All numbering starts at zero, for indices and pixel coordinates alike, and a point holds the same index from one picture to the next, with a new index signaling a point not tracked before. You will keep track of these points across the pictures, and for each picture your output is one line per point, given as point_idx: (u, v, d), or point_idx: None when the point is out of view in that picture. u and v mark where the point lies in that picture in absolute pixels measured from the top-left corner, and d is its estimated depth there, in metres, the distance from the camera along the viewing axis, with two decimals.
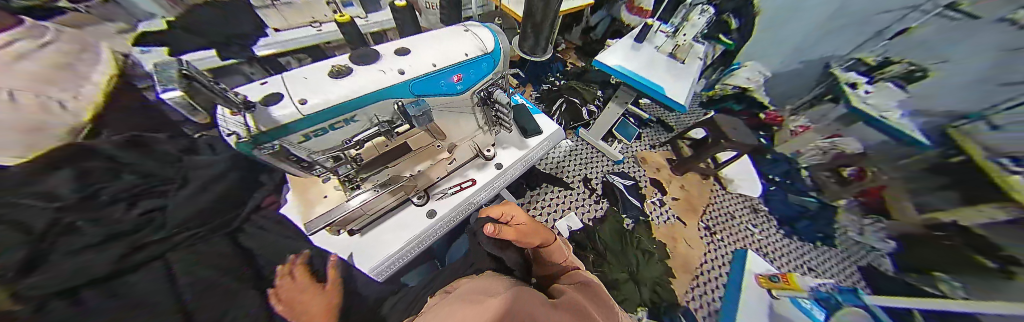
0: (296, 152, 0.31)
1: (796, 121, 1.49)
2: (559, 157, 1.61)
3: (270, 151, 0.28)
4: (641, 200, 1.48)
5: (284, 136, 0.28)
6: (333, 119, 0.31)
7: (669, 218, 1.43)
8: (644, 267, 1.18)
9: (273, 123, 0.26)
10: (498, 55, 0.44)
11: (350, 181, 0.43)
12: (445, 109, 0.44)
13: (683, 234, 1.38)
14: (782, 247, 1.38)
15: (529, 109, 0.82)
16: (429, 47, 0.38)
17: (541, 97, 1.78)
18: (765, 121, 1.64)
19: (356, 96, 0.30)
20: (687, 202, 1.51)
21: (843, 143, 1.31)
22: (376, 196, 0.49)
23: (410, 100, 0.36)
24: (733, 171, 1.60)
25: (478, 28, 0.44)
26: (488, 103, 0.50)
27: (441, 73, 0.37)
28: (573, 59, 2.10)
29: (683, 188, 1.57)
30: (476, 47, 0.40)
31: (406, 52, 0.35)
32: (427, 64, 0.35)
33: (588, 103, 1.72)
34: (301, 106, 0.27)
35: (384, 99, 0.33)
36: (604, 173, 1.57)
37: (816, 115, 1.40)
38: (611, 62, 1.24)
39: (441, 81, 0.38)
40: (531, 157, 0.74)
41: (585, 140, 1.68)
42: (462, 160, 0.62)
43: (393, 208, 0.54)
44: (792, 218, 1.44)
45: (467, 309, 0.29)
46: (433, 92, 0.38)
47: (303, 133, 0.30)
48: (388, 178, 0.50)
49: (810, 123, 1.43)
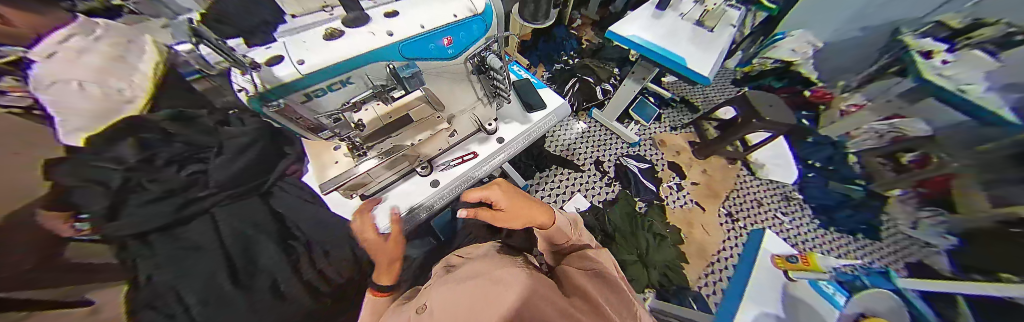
0: (300, 111, 0.33)
1: (851, 99, 1.28)
2: (571, 138, 1.56)
3: (275, 109, 0.30)
4: (657, 184, 1.41)
5: (288, 95, 0.30)
6: (330, 80, 0.32)
7: (686, 203, 1.36)
8: (655, 250, 1.13)
9: (277, 82, 0.27)
10: (491, 16, 0.42)
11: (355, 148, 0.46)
12: (440, 73, 0.44)
13: (701, 219, 1.31)
14: (812, 237, 1.27)
15: (533, 84, 0.79)
16: (421, 7, 0.37)
17: (553, 77, 1.71)
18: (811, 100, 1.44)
19: (352, 56, 0.31)
20: (708, 187, 1.42)
21: (906, 125, 1.10)
22: (383, 163, 0.52)
23: (402, 63, 0.36)
24: (764, 155, 1.46)
25: None
26: (483, 70, 0.50)
27: (431, 35, 0.36)
28: (589, 35, 1.95)
29: (706, 173, 1.47)
30: (467, 8, 0.39)
31: (397, 14, 0.35)
32: (417, 25, 0.35)
33: (603, 82, 1.61)
34: (300, 65, 0.28)
35: (378, 61, 0.34)
36: (618, 155, 1.50)
37: (876, 92, 1.19)
38: (626, 32, 1.14)
39: (432, 44, 0.38)
40: (534, 132, 0.73)
41: (598, 121, 1.61)
42: (464, 133, 0.63)
43: (397, 180, 0.56)
44: (830, 207, 1.31)
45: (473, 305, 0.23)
46: (424, 56, 0.38)
47: (304, 92, 0.31)
48: (390, 147, 0.51)
49: (867, 100, 1.23)
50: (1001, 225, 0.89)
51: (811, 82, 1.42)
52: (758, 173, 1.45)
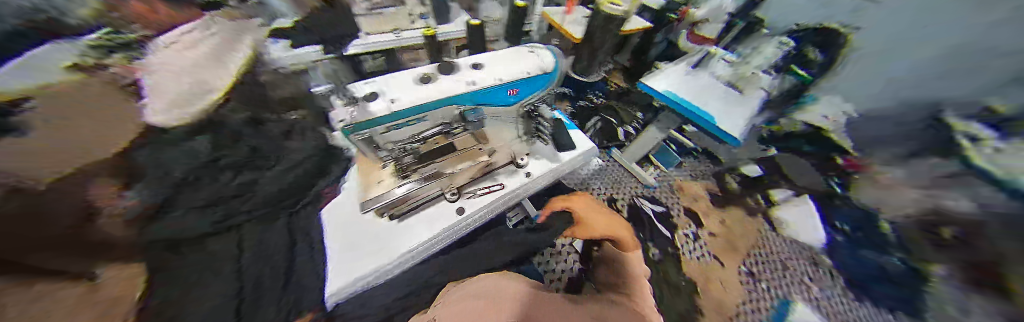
0: (379, 141, 0.39)
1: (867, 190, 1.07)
2: (586, 174, 1.53)
3: (361, 137, 0.35)
4: (672, 230, 1.34)
5: (374, 127, 0.34)
6: (412, 117, 0.36)
7: (704, 256, 1.26)
8: (667, 299, 1.10)
9: (368, 115, 0.32)
10: (553, 75, 0.47)
11: (402, 169, 0.51)
12: (500, 117, 0.48)
13: (722, 275, 1.20)
14: None
15: (566, 124, 0.81)
16: (496, 61, 0.42)
17: (576, 113, 1.66)
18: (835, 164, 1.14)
19: (440, 97, 0.36)
20: (728, 240, 1.30)
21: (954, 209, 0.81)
22: (419, 186, 0.55)
23: (470, 107, 0.40)
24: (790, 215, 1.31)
25: (540, 48, 0.47)
26: (532, 116, 0.54)
27: (501, 86, 0.40)
28: None
29: (723, 224, 1.35)
30: (538, 66, 0.43)
31: (476, 64, 0.40)
32: (494, 78, 0.39)
33: (625, 124, 1.61)
34: (392, 104, 0.33)
35: (452, 104, 0.38)
36: (632, 195, 1.47)
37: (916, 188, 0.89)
38: (658, 85, 1.17)
39: (499, 93, 0.42)
40: (561, 172, 0.74)
41: (617, 161, 1.59)
42: (496, 165, 0.65)
43: (431, 200, 0.59)
44: None
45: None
46: (490, 101, 0.42)
47: (386, 126, 0.35)
48: (432, 173, 0.55)
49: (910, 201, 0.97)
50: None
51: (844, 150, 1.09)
52: (782, 233, 1.31)
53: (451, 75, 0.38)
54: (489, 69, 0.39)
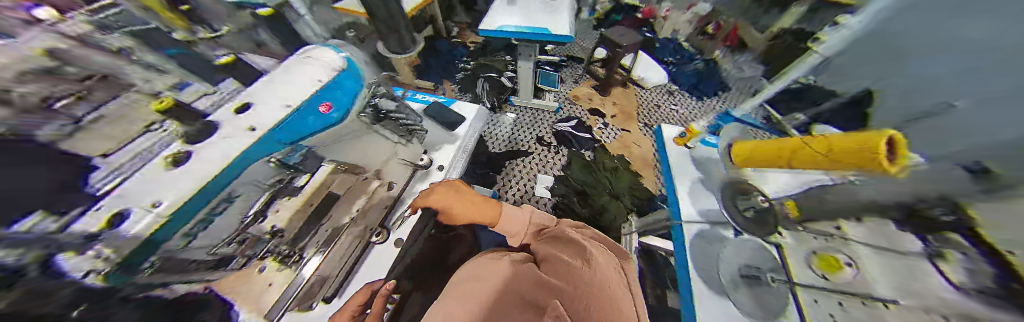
0: (190, 253, 0.32)
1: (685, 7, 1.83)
2: (507, 130, 1.64)
3: (153, 263, 0.28)
4: (589, 132, 1.64)
5: (157, 246, 0.27)
6: (211, 201, 0.30)
7: (615, 133, 1.64)
8: (614, 182, 1.39)
9: (132, 240, 0.25)
10: (357, 67, 0.45)
11: (284, 254, 0.44)
12: (340, 139, 0.44)
13: (631, 139, 1.62)
14: (698, 109, 1.70)
15: (443, 103, 0.82)
16: (272, 87, 0.36)
17: (462, 87, 1.76)
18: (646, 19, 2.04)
19: (230, 161, 0.30)
20: (623, 113, 1.74)
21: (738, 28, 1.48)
22: (328, 257, 0.49)
23: (287, 150, 0.36)
24: (642, 72, 1.88)
25: (315, 49, 0.43)
26: (383, 116, 0.51)
27: (302, 108, 0.36)
28: (472, 37, 2.06)
29: (615, 104, 1.79)
30: (328, 68, 0.40)
31: (248, 104, 0.34)
32: (280, 105, 0.34)
33: (504, 73, 1.80)
34: (157, 208, 0.26)
35: (259, 158, 0.33)
36: (552, 125, 1.68)
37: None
38: (496, 23, 1.28)
39: (311, 117, 0.37)
40: (466, 143, 0.75)
41: (520, 106, 1.75)
42: (400, 180, 0.62)
43: (360, 254, 0.54)
44: (693, 84, 1.79)
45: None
46: (311, 130, 0.38)
47: (181, 231, 0.28)
48: (330, 233, 0.49)
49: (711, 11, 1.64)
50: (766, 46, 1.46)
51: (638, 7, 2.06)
52: (644, 85, 1.85)
53: (219, 132, 0.31)
54: (268, 100, 0.34)
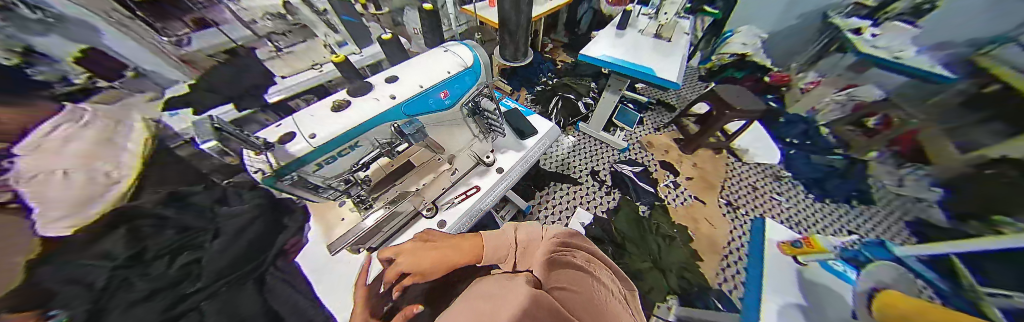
0: (312, 179, 0.38)
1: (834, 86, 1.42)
2: (564, 152, 1.60)
3: (289, 181, 0.34)
4: (654, 185, 1.45)
5: (301, 167, 0.34)
6: (341, 147, 0.36)
7: (686, 199, 1.40)
8: (666, 252, 1.16)
9: (289, 157, 0.31)
10: (479, 68, 0.51)
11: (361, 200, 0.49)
12: (440, 123, 0.50)
13: (703, 213, 1.34)
14: (817, 213, 1.29)
15: (522, 112, 0.85)
16: (413, 70, 0.44)
17: (536, 99, 1.80)
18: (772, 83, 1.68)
19: (365, 121, 0.36)
20: (703, 180, 1.47)
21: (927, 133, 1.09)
22: (388, 214, 0.54)
23: (404, 121, 0.42)
24: (745, 141, 1.56)
25: (455, 46, 0.50)
26: (478, 112, 0.57)
27: (427, 92, 0.43)
28: (562, 57, 2.11)
29: (696, 167, 1.53)
30: (458, 63, 0.47)
31: (395, 78, 0.41)
32: (415, 85, 0.41)
33: (583, 97, 1.76)
34: (312, 139, 0.32)
35: (384, 123, 0.39)
36: (611, 163, 1.54)
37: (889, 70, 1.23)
38: (597, 52, 1.26)
39: (429, 99, 0.44)
40: (530, 157, 0.75)
41: (586, 134, 1.67)
42: (463, 170, 0.65)
43: (406, 223, 0.54)
44: (819, 180, 1.38)
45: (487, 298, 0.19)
46: (424, 109, 0.44)
47: (316, 162, 0.35)
48: (397, 195, 0.56)
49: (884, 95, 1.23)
50: (978, 169, 0.97)
51: (768, 69, 1.69)
52: (743, 158, 1.54)
53: (369, 94, 0.38)
54: (409, 79, 0.41)
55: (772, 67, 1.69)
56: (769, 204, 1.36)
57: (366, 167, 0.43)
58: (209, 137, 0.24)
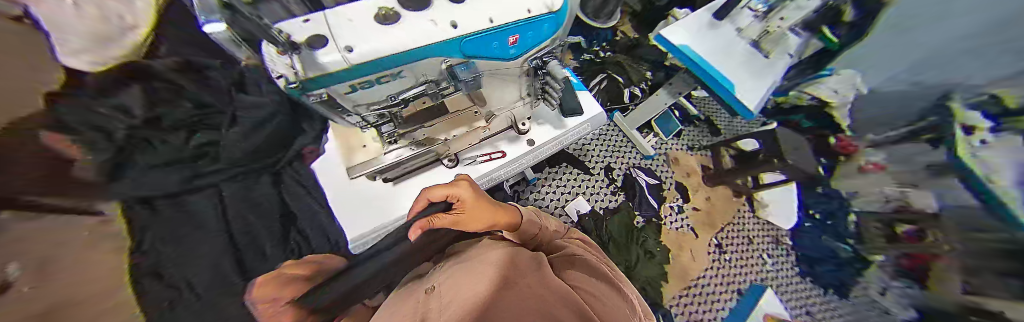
0: (341, 102, 0.35)
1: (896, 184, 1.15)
2: (586, 138, 1.51)
3: (316, 97, 0.31)
4: (659, 202, 1.43)
5: (331, 85, 0.30)
6: (378, 73, 0.31)
7: (683, 226, 1.40)
8: (642, 264, 1.23)
9: (318, 70, 0.27)
10: (563, 18, 0.38)
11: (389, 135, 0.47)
12: (494, 73, 0.42)
13: (691, 245, 1.37)
14: (791, 285, 1.34)
15: (574, 84, 0.72)
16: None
17: (581, 68, 1.56)
18: (831, 148, 1.34)
19: (405, 51, 0.29)
20: (707, 215, 1.45)
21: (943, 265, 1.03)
22: (410, 152, 0.57)
23: (458, 60, 0.35)
24: (771, 196, 1.46)
25: None
26: (538, 74, 0.48)
27: (498, 31, 0.33)
28: (626, 26, 1.70)
29: (708, 200, 1.49)
30: (544, 2, 0.35)
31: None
32: (484, 17, 0.32)
33: (633, 85, 1.56)
34: (348, 54, 0.27)
35: (434, 57, 0.32)
36: (630, 165, 1.48)
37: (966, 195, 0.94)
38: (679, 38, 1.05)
39: (495, 42, 0.35)
40: (566, 139, 0.69)
41: (618, 126, 1.54)
42: (494, 131, 0.61)
43: (426, 164, 0.60)
44: (814, 259, 1.36)
45: (491, 272, 0.21)
46: (485, 53, 0.36)
47: (348, 84, 0.31)
48: (424, 139, 0.52)
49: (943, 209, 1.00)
50: (965, 311, 0.97)
51: (841, 130, 1.30)
52: (758, 212, 1.48)
53: (424, 10, 0.30)
54: (481, 2, 0.31)
55: (848, 130, 1.29)
56: (755, 263, 1.37)
57: (403, 102, 0.40)
58: (215, 19, 0.16)
